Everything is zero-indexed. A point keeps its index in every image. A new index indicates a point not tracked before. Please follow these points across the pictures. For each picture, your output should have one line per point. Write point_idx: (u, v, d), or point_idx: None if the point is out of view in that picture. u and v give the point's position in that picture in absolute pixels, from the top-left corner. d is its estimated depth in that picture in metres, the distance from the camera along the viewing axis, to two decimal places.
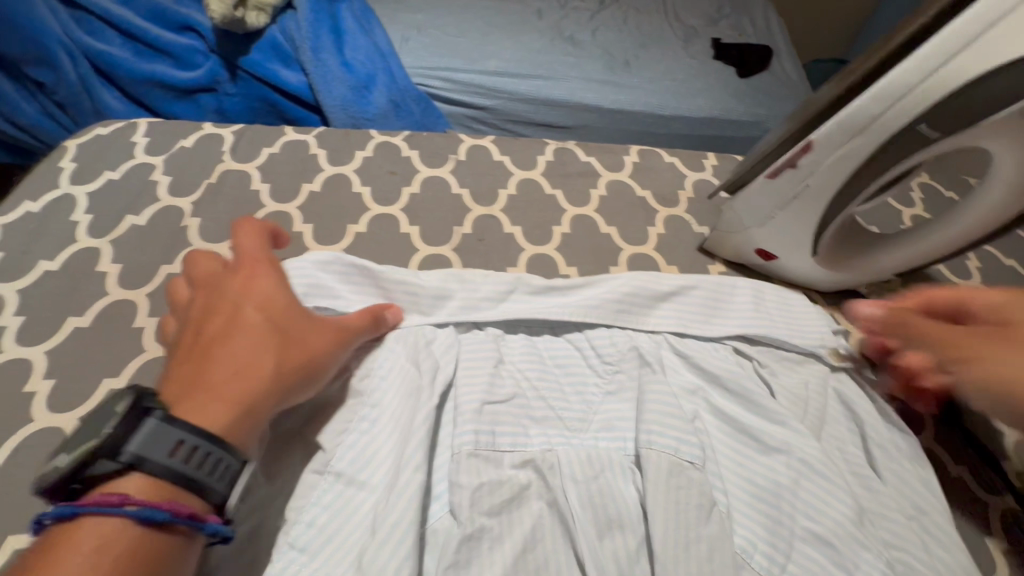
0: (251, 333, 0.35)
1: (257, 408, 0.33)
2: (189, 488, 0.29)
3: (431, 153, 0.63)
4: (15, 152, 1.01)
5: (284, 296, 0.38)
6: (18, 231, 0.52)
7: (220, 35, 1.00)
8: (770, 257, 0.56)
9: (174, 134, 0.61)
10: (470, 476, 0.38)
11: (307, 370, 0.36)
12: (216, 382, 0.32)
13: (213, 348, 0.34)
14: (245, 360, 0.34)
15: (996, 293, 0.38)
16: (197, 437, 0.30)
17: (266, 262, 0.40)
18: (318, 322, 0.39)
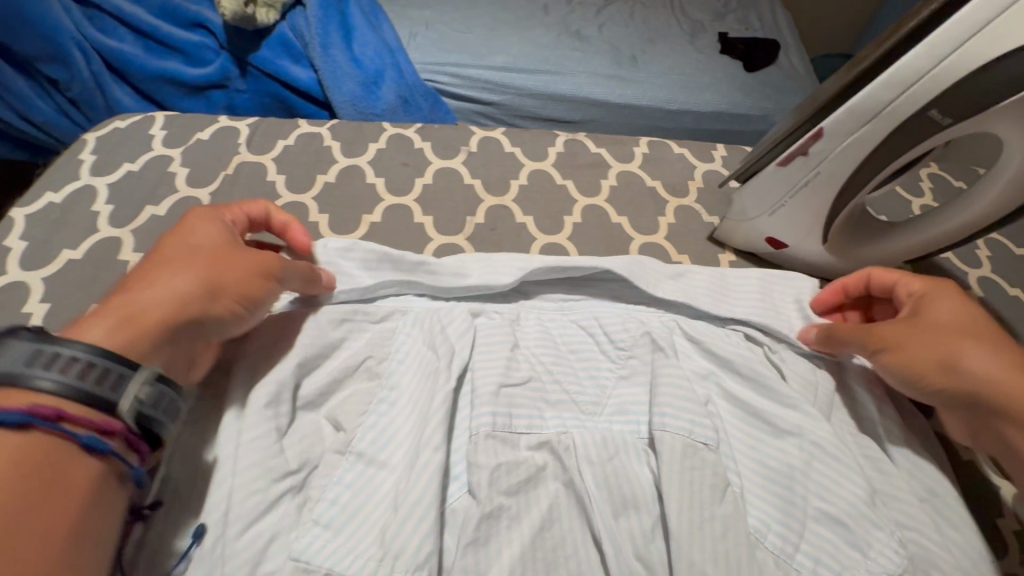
0: (164, 259, 0.36)
1: (143, 317, 0.33)
2: (70, 397, 0.28)
3: (443, 144, 0.64)
4: (30, 149, 1.03)
5: (214, 231, 0.39)
6: (41, 220, 0.53)
7: (231, 32, 1.01)
8: (780, 245, 0.56)
9: (190, 126, 0.62)
10: (488, 457, 0.39)
11: (214, 289, 0.36)
12: (117, 295, 0.34)
13: (131, 271, 0.36)
14: (148, 277, 0.35)
15: (916, 283, 0.45)
16: (81, 349, 0.29)
17: (213, 210, 0.42)
18: (242, 254, 0.38)
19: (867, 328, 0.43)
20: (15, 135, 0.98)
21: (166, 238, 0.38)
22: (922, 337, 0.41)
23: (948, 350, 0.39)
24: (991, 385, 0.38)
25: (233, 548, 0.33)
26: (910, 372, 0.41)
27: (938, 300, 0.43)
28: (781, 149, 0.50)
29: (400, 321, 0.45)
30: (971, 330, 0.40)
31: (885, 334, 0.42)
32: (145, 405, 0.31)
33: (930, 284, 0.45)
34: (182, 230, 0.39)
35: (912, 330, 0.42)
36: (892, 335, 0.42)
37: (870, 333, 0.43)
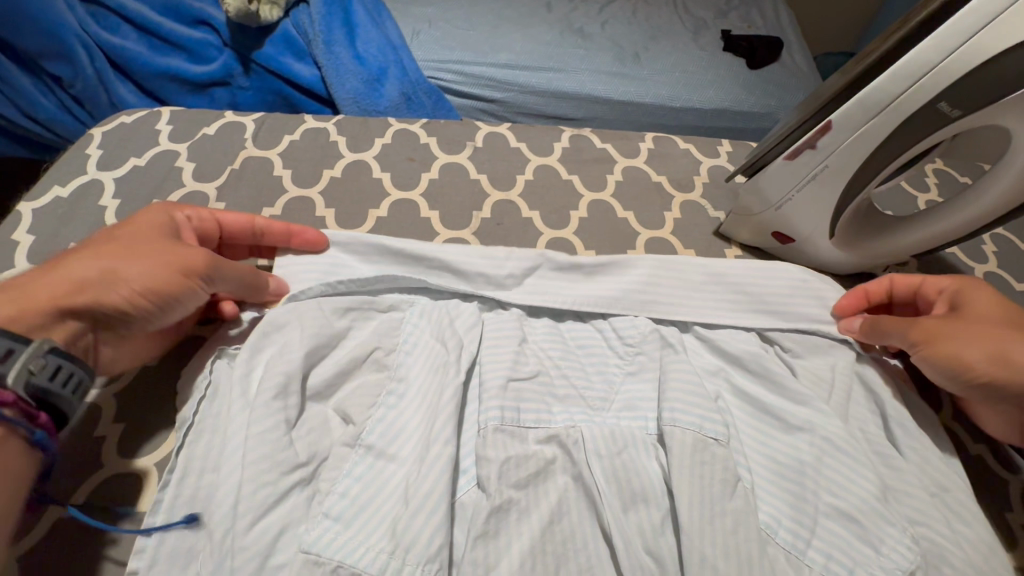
0: (92, 246, 0.38)
1: (37, 294, 0.34)
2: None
3: (448, 139, 0.64)
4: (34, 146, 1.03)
5: (152, 224, 0.40)
6: (47, 215, 0.53)
7: (235, 29, 1.01)
8: (787, 240, 0.57)
9: (196, 122, 0.62)
10: (497, 450, 0.39)
11: (118, 279, 0.36)
12: (34, 272, 0.36)
13: (62, 251, 0.38)
14: (65, 259, 0.36)
15: (948, 281, 0.47)
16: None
17: (169, 206, 0.44)
18: (166, 246, 0.39)
19: (911, 322, 0.43)
20: (18, 132, 0.98)
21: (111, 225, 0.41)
22: (969, 329, 0.41)
23: (1000, 340, 0.40)
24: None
25: (243, 542, 0.32)
26: (960, 365, 0.41)
27: (970, 295, 0.44)
28: (789, 142, 0.50)
29: (407, 313, 0.45)
30: (1009, 321, 0.42)
31: (930, 328, 0.43)
32: (35, 376, 0.32)
33: (957, 281, 0.46)
34: (125, 220, 0.40)
35: (956, 323, 0.42)
36: (938, 329, 0.42)
37: (915, 328, 0.43)
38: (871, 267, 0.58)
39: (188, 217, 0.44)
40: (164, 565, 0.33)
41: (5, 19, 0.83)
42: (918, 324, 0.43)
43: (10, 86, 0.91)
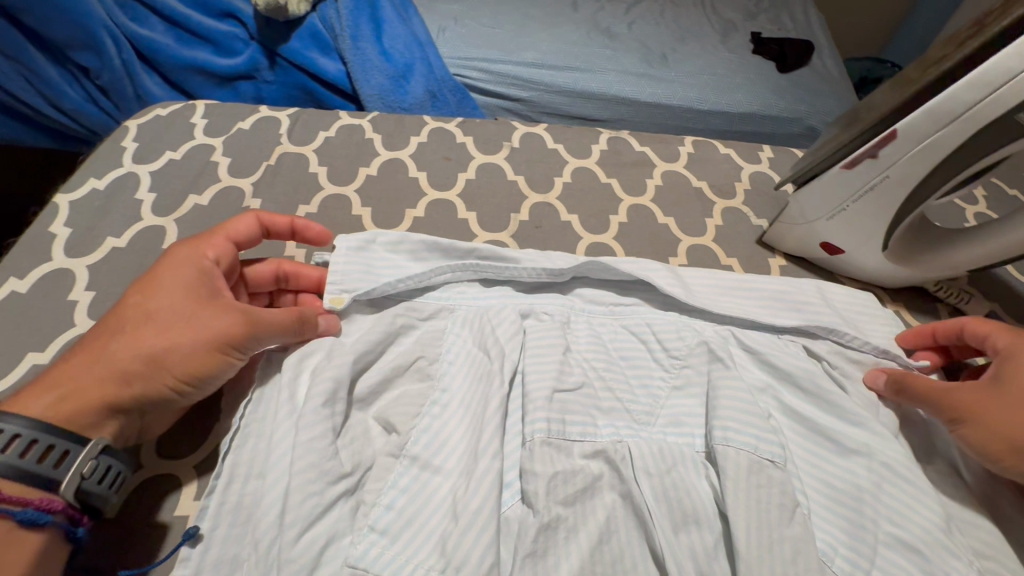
0: (126, 321, 0.36)
1: (87, 395, 0.33)
2: (9, 476, 0.29)
3: (485, 139, 0.63)
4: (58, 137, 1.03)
5: (180, 284, 0.37)
6: (84, 208, 0.52)
7: (263, 23, 1.00)
8: (835, 251, 0.55)
9: (231, 116, 0.61)
10: (544, 465, 0.38)
11: (159, 365, 0.35)
12: (77, 359, 0.35)
13: (98, 325, 0.36)
14: (103, 345, 0.35)
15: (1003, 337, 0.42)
16: (22, 425, 0.30)
17: (188, 246, 0.40)
18: (202, 321, 0.36)
19: (940, 395, 0.40)
20: (45, 123, 0.98)
21: (139, 284, 0.38)
22: (1004, 409, 0.37)
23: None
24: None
25: (290, 552, 0.31)
26: (987, 449, 0.38)
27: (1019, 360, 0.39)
28: (848, 150, 0.48)
29: (449, 319, 0.44)
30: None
31: (959, 404, 0.39)
32: (83, 482, 0.31)
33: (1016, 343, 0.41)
34: (152, 281, 0.38)
35: (989, 399, 0.38)
36: (969, 406, 0.38)
37: (942, 402, 0.40)
38: (922, 281, 0.56)
39: (212, 257, 0.40)
40: (209, 573, 0.32)
41: (35, 8, 0.83)
42: (947, 396, 0.40)
43: (38, 77, 0.91)
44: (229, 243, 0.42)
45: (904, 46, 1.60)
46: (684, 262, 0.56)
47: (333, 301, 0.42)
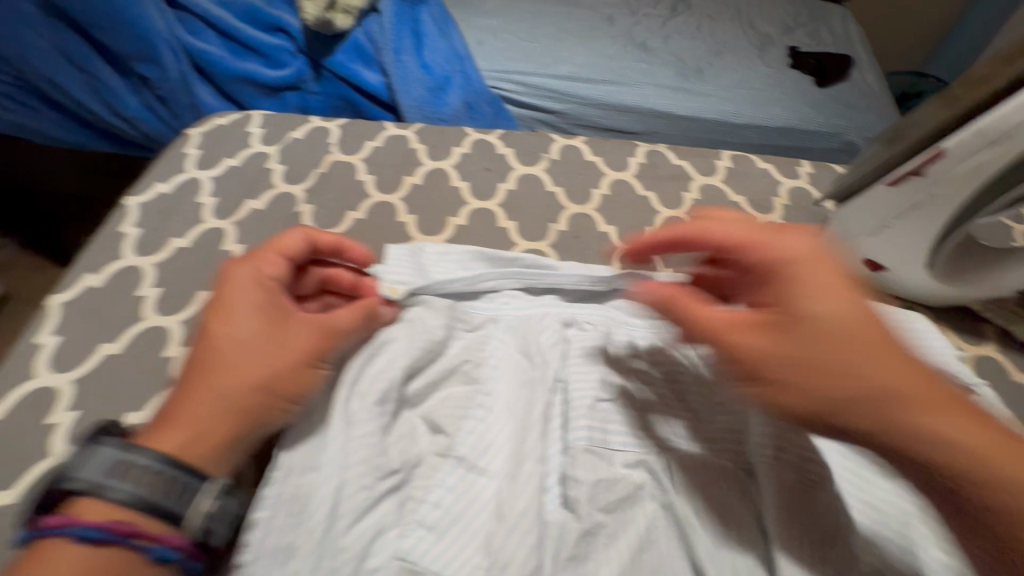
0: (217, 357, 0.36)
1: (209, 434, 0.33)
2: (135, 508, 0.30)
3: (525, 151, 0.65)
4: (116, 141, 1.06)
5: (254, 310, 0.38)
6: (152, 210, 0.56)
7: (310, 36, 1.07)
8: (879, 268, 0.53)
9: (287, 126, 0.65)
10: (587, 472, 0.38)
11: (269, 390, 0.35)
12: (180, 406, 0.34)
13: (185, 370, 0.36)
14: (205, 386, 0.34)
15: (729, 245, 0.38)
16: (153, 458, 0.31)
17: (243, 271, 0.39)
18: (293, 342, 0.37)
19: (727, 346, 0.35)
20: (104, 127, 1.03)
21: (211, 320, 0.37)
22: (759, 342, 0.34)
23: (826, 383, 0.32)
24: (876, 424, 0.31)
25: (342, 542, 0.33)
26: (781, 407, 0.33)
27: (807, 270, 0.34)
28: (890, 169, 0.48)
29: (493, 328, 0.46)
30: (843, 341, 0.32)
31: (746, 356, 0.34)
32: (169, 503, 0.31)
33: (786, 258, 0.35)
34: (223, 312, 0.37)
35: (781, 348, 0.33)
36: (757, 359, 0.34)
37: (728, 354, 0.35)
38: (968, 302, 0.55)
39: (270, 274, 0.40)
40: (268, 559, 0.33)
41: (104, 24, 0.90)
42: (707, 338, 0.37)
43: (104, 86, 0.97)
44: (279, 258, 0.41)
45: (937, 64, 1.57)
46: None
47: (391, 289, 0.45)
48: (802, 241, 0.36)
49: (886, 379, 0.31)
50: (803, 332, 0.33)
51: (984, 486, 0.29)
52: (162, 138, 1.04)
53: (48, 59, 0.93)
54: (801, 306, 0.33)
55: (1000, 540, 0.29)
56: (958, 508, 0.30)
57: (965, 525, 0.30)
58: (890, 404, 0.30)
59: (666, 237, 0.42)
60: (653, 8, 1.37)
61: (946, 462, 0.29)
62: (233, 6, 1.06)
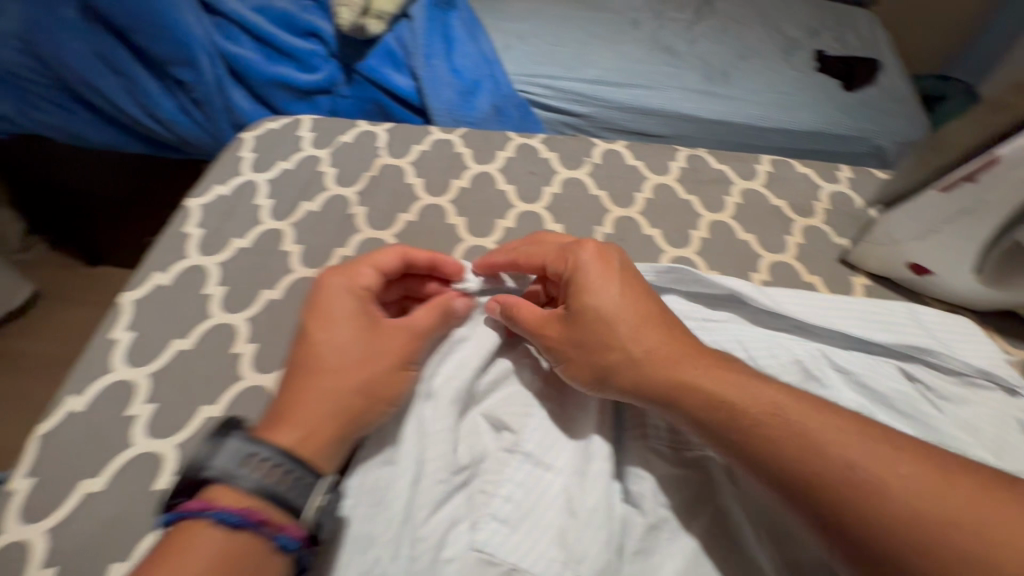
0: (322, 360, 0.39)
1: (322, 431, 0.37)
2: (262, 497, 0.33)
3: (568, 155, 0.66)
4: (150, 143, 1.08)
5: (350, 317, 0.41)
6: (213, 211, 0.58)
7: (343, 41, 1.08)
8: (924, 272, 0.54)
9: (336, 130, 0.66)
10: (648, 468, 0.40)
11: (370, 395, 0.39)
12: (292, 405, 0.37)
13: (294, 373, 0.39)
14: (315, 388, 0.38)
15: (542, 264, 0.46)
16: (275, 452, 0.34)
17: (339, 281, 0.43)
18: (387, 348, 0.41)
19: (541, 332, 0.43)
20: (141, 131, 1.04)
21: (314, 326, 0.41)
22: (579, 343, 0.42)
23: (612, 354, 0.40)
24: (654, 387, 0.39)
25: (421, 532, 0.36)
26: (587, 378, 0.42)
27: (589, 277, 0.43)
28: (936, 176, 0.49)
29: None
30: (622, 321, 0.41)
31: (556, 339, 0.43)
32: (285, 493, 0.34)
33: (579, 259, 0.44)
34: (324, 319, 0.41)
35: (576, 330, 0.42)
36: (562, 340, 0.43)
37: (544, 339, 0.43)
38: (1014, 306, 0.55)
39: (363, 283, 0.44)
40: (351, 546, 0.36)
41: (144, 26, 0.93)
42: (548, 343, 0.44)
43: (139, 88, 0.98)
44: (369, 269, 0.44)
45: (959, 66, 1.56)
46: (767, 279, 0.57)
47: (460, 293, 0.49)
48: (595, 245, 0.45)
49: (655, 348, 0.40)
50: (589, 314, 0.42)
51: (764, 436, 0.35)
52: (196, 140, 1.04)
53: (85, 61, 0.95)
54: (583, 295, 0.43)
55: (791, 488, 0.33)
56: (753, 462, 0.35)
57: (766, 482, 0.34)
58: (664, 368, 0.39)
59: (507, 252, 0.49)
60: (678, 11, 1.38)
61: (724, 415, 0.36)
62: (267, 11, 1.06)
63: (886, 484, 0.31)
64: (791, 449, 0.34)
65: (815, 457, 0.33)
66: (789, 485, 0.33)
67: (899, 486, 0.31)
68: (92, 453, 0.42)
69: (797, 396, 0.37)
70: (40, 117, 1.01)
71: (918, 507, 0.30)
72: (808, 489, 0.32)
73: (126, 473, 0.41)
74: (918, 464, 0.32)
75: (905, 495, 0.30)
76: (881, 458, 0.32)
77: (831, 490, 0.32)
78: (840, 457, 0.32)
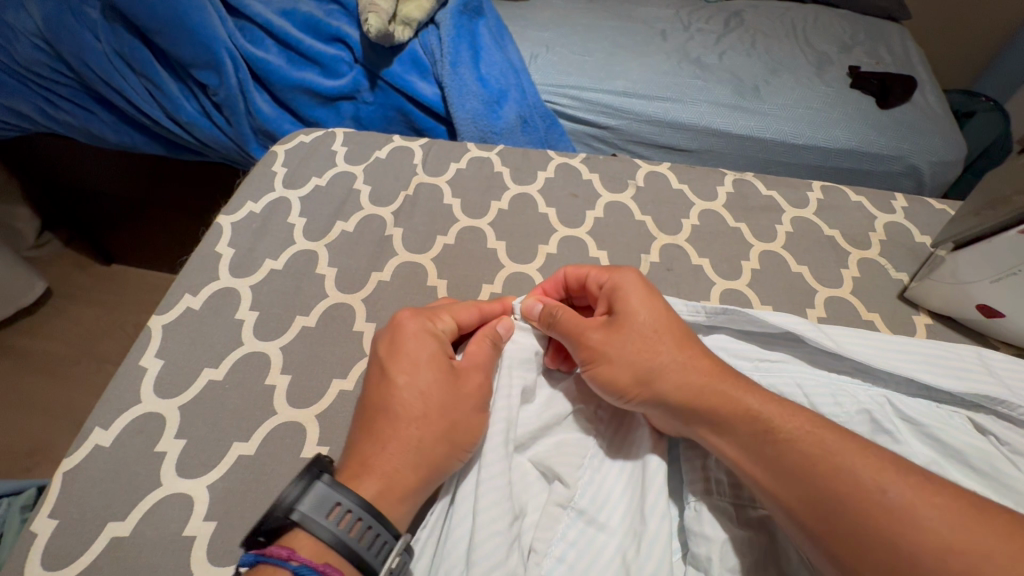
0: (405, 404, 0.38)
1: (408, 481, 0.36)
2: (340, 551, 0.32)
3: (611, 177, 0.63)
4: (167, 144, 1.05)
5: (430, 359, 0.40)
6: (244, 229, 0.55)
7: (368, 47, 1.00)
8: (995, 315, 0.50)
9: (369, 145, 0.64)
10: (715, 528, 0.37)
11: (450, 443, 0.38)
12: (374, 455, 0.36)
13: (375, 418, 0.38)
14: (401, 434, 0.37)
15: (582, 275, 0.47)
16: (357, 503, 0.33)
17: (417, 322, 0.43)
18: (467, 392, 0.40)
19: (577, 334, 0.42)
20: (161, 132, 1.01)
21: (392, 368, 0.40)
22: (622, 348, 0.41)
23: (649, 361, 0.40)
24: (690, 392, 0.38)
25: None
26: (617, 384, 0.40)
27: (629, 287, 0.44)
28: None
29: None
30: (661, 334, 0.41)
31: (592, 343, 0.42)
32: (362, 551, 0.32)
33: (620, 274, 0.45)
34: (404, 360, 0.40)
35: (616, 337, 0.42)
36: (597, 346, 0.42)
37: (578, 343, 0.42)
38: None
39: (440, 327, 0.43)
40: None
41: (167, 30, 0.86)
42: (581, 346, 0.42)
43: (160, 90, 0.93)
44: (451, 316, 0.44)
45: (993, 86, 1.52)
46: (824, 315, 0.54)
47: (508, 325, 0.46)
48: (635, 267, 0.46)
49: (692, 359, 0.39)
50: (628, 324, 0.42)
51: (794, 449, 0.33)
52: (216, 143, 1.01)
53: (104, 62, 0.89)
54: (625, 304, 0.43)
55: (817, 506, 0.31)
56: (782, 475, 0.33)
57: (791, 498, 0.32)
58: (701, 378, 0.38)
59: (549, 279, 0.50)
60: (706, 23, 1.35)
61: (756, 426, 0.35)
62: (292, 15, 1.01)
63: (919, 514, 0.28)
64: (823, 465, 0.31)
65: (846, 476, 0.30)
66: (816, 502, 0.31)
67: (934, 517, 0.28)
68: (119, 490, 0.39)
69: (831, 421, 0.34)
70: (60, 116, 0.99)
71: (950, 540, 0.27)
72: (834, 509, 0.30)
73: (154, 515, 0.38)
74: (957, 502, 0.28)
75: (937, 525, 0.27)
76: (916, 488, 0.29)
77: (859, 511, 0.29)
78: (872, 479, 0.30)
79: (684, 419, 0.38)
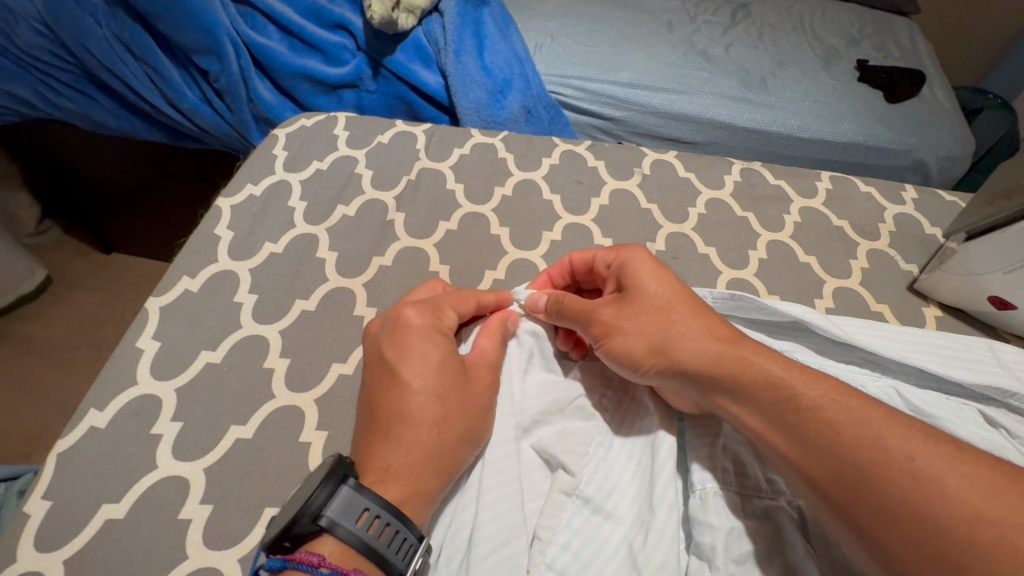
0: (421, 409, 0.37)
1: (431, 486, 0.36)
2: (368, 556, 0.31)
3: (617, 165, 0.62)
4: (168, 131, 1.04)
5: (442, 360, 0.40)
6: (244, 212, 0.55)
7: (371, 34, 0.99)
8: (1007, 307, 0.49)
9: (372, 129, 0.63)
10: (721, 517, 0.36)
11: (470, 442, 0.38)
12: (393, 459, 0.36)
13: (387, 422, 0.37)
14: (419, 438, 0.37)
15: (591, 254, 0.47)
16: (382, 507, 0.33)
17: (422, 320, 0.42)
18: (480, 392, 0.40)
19: (588, 311, 0.42)
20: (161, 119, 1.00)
21: (395, 366, 0.39)
22: (635, 321, 0.41)
23: (663, 330, 0.39)
24: (708, 360, 0.37)
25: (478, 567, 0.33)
26: (632, 354, 0.40)
27: (639, 263, 0.43)
28: None
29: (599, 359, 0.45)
30: (674, 303, 0.40)
31: (603, 318, 0.42)
32: (390, 555, 0.32)
33: (626, 252, 0.45)
34: (409, 360, 0.39)
35: (628, 311, 0.41)
36: (609, 320, 0.41)
37: (589, 320, 0.42)
38: None
39: (446, 323, 0.43)
40: None
41: (168, 15, 0.84)
42: (592, 321, 0.42)
43: (161, 76, 0.92)
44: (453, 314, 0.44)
45: (1001, 84, 1.50)
46: (832, 306, 0.53)
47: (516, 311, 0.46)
48: (642, 243, 0.45)
49: (706, 327, 0.39)
50: (640, 296, 0.41)
51: (818, 419, 0.32)
52: (217, 131, 1.01)
53: (105, 47, 0.88)
54: (633, 280, 0.43)
55: (842, 479, 0.30)
56: (806, 445, 0.31)
57: (815, 468, 0.31)
58: (717, 346, 0.37)
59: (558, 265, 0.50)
60: (713, 14, 1.33)
61: (780, 395, 0.34)
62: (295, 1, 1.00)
63: (948, 483, 0.27)
64: (848, 434, 0.30)
65: (873, 446, 0.29)
66: (842, 474, 0.30)
67: (963, 487, 0.27)
68: (114, 473, 0.39)
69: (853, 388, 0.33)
70: (61, 101, 0.98)
71: (983, 510, 0.26)
72: (860, 480, 0.29)
73: (149, 498, 0.38)
74: (987, 471, 0.28)
75: (968, 495, 0.27)
76: (943, 458, 0.28)
77: (885, 482, 0.28)
78: (898, 448, 0.29)
79: (706, 390, 0.37)
